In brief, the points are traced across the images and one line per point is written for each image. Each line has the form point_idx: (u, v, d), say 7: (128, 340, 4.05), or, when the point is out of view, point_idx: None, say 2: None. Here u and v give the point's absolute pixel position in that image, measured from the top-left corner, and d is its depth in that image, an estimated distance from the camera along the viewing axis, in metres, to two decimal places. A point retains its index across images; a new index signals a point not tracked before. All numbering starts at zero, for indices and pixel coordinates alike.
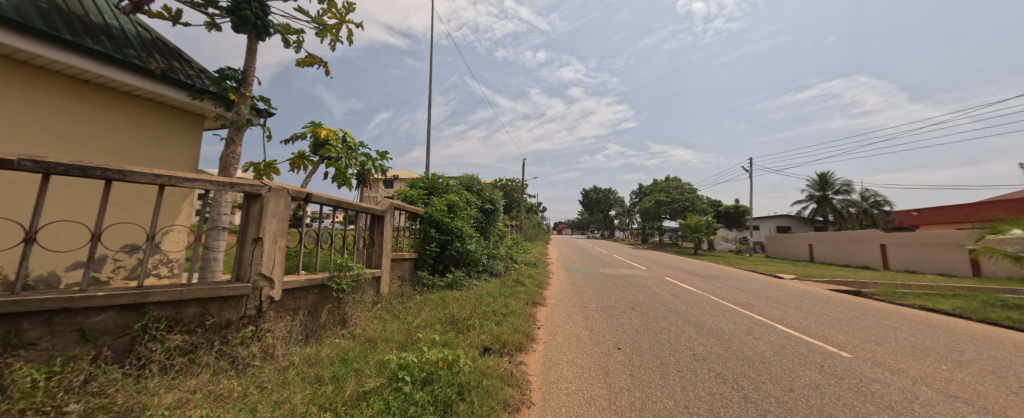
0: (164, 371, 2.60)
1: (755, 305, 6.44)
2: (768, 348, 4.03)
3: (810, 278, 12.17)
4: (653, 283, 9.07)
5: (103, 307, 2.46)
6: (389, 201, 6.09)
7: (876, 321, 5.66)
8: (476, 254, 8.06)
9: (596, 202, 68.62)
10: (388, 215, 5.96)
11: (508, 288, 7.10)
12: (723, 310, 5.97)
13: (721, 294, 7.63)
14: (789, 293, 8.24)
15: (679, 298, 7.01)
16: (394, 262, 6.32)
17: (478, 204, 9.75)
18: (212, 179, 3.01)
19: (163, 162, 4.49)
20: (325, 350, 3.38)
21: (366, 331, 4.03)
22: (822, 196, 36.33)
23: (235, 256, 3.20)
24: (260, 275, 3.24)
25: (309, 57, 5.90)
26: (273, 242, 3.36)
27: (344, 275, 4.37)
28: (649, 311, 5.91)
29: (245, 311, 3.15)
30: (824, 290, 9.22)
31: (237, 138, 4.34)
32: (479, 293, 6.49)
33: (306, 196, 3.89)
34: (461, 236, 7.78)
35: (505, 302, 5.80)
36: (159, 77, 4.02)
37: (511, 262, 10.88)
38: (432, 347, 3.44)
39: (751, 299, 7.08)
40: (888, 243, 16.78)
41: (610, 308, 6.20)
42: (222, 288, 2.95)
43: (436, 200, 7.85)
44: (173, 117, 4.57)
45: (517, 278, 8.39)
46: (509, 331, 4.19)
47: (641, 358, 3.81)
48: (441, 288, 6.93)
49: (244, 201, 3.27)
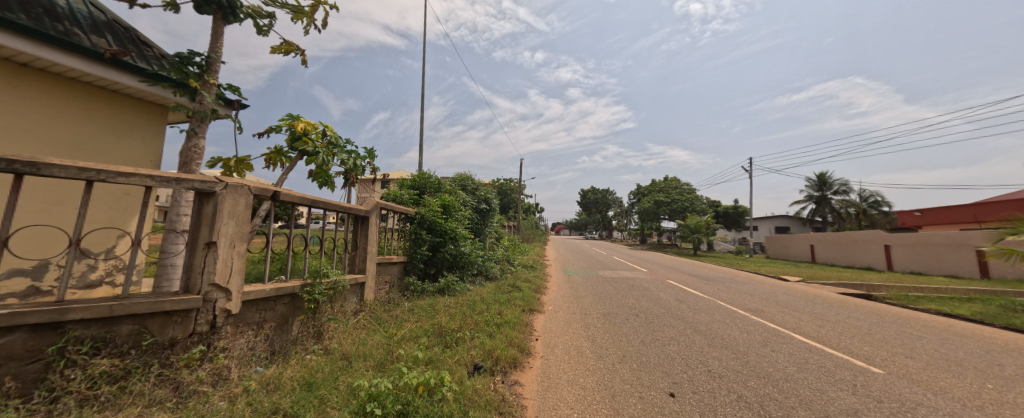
0: (83, 404, 2.16)
1: (767, 312, 6.05)
2: (790, 364, 3.64)
3: (816, 280, 11.79)
4: (656, 287, 8.66)
5: (6, 328, 1.99)
6: (375, 201, 5.66)
7: (898, 329, 5.27)
8: (469, 257, 7.63)
9: (594, 202, 68.13)
10: (374, 217, 5.54)
11: (504, 293, 6.68)
12: (735, 317, 5.55)
13: (729, 298, 7.22)
14: (799, 298, 7.84)
15: (685, 304, 6.60)
16: (381, 266, 5.89)
17: (473, 204, 9.32)
18: (153, 175, 2.55)
19: (118, 156, 4.07)
20: (290, 371, 2.95)
21: (342, 346, 3.60)
22: (821, 196, 36.14)
23: (185, 263, 2.78)
24: (213, 285, 2.80)
25: (285, 44, 5.64)
26: (230, 247, 2.93)
27: (318, 284, 3.89)
28: (655, 319, 5.50)
29: (194, 327, 2.72)
30: (833, 293, 8.83)
31: (200, 131, 3.99)
32: (472, 299, 6.06)
33: (274, 193, 3.44)
34: (454, 238, 7.35)
35: (499, 309, 5.37)
36: (108, 61, 3.58)
37: (508, 265, 10.46)
38: (414, 366, 3.01)
39: (762, 305, 6.67)
40: (893, 244, 16.45)
41: (613, 315, 5.78)
42: (164, 301, 2.51)
43: (427, 200, 7.42)
44: (130, 107, 4.14)
45: (514, 282, 7.97)
46: (502, 345, 3.76)
47: (651, 376, 3.40)
48: (432, 293, 6.49)
49: (195, 200, 2.83)
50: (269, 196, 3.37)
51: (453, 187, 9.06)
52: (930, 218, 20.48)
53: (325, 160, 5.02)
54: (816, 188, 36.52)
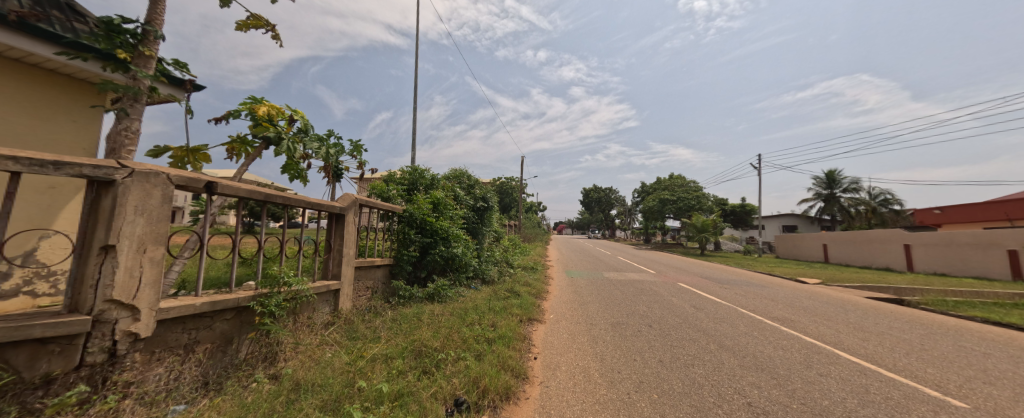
0: None
1: (797, 322, 5.34)
2: (848, 395, 2.94)
3: (837, 282, 11.03)
4: (667, 290, 7.97)
5: None
6: (353, 196, 4.98)
7: (955, 344, 4.56)
8: (463, 259, 6.96)
9: (596, 201, 67.38)
10: (351, 214, 4.86)
11: (501, 300, 6.01)
12: (764, 329, 4.84)
13: (751, 305, 6.50)
14: (827, 303, 7.11)
15: (702, 311, 5.91)
16: (361, 270, 5.24)
17: (469, 202, 8.65)
18: (16, 156, 1.87)
19: (41, 143, 3.44)
20: (215, 411, 2.29)
21: (296, 371, 2.95)
22: (830, 195, 35.25)
23: (71, 274, 2.13)
24: (112, 302, 2.15)
25: (252, 18, 4.89)
26: (138, 252, 2.27)
27: (275, 295, 3.26)
28: (673, 331, 4.79)
29: (83, 358, 2.07)
30: (861, 298, 8.10)
31: (132, 112, 3.36)
32: (463, 307, 5.40)
33: (209, 184, 2.76)
34: (446, 238, 6.67)
35: (493, 320, 4.72)
36: (13, 25, 2.93)
37: (506, 266, 9.80)
38: (376, 406, 2.34)
39: (790, 313, 5.94)
40: (913, 244, 15.63)
41: (623, 325, 5.11)
42: (30, 326, 1.84)
43: (417, 197, 6.77)
44: (50, 84, 3.49)
45: (512, 286, 7.31)
46: (493, 370, 3.10)
47: (678, 412, 2.71)
48: (421, 300, 5.84)
49: (89, 192, 2.17)
50: (202, 187, 2.70)
51: (447, 183, 8.37)
52: (950, 216, 19.62)
53: (292, 151, 4.36)
54: (825, 185, 35.60)
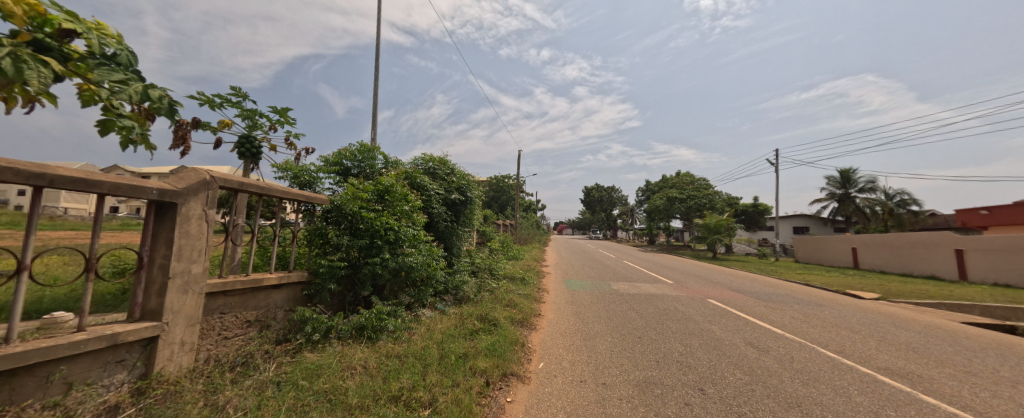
0: None
1: (939, 385, 3.32)
2: None
3: (902, 298, 8.97)
4: (700, 313, 6.00)
5: None
6: (206, 173, 2.96)
7: None
8: (421, 271, 4.93)
9: (598, 200, 65.22)
10: (196, 204, 2.83)
11: (466, 336, 4.05)
12: (904, 406, 2.85)
13: (832, 343, 4.51)
14: (933, 336, 5.07)
15: (772, 357, 3.92)
16: (236, 295, 3.25)
17: (441, 194, 6.66)
18: None
19: None
20: None
21: None
22: (845, 194, 33.23)
23: None
24: None
25: None
26: None
27: None
28: (748, 408, 2.79)
29: None
30: (959, 325, 6.05)
31: None
32: (401, 356, 3.40)
33: None
34: (394, 243, 4.65)
35: (436, 389, 2.74)
36: None
37: (490, 276, 7.80)
38: None
39: (904, 362, 3.92)
40: (966, 249, 13.61)
41: (656, 390, 3.11)
42: None
43: (356, 183, 4.78)
44: None
45: (490, 308, 5.32)
46: None
47: None
48: (344, 336, 3.84)
49: None
50: None
51: (410, 169, 6.35)
52: (999, 217, 17.42)
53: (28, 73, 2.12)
54: (840, 184, 33.40)
